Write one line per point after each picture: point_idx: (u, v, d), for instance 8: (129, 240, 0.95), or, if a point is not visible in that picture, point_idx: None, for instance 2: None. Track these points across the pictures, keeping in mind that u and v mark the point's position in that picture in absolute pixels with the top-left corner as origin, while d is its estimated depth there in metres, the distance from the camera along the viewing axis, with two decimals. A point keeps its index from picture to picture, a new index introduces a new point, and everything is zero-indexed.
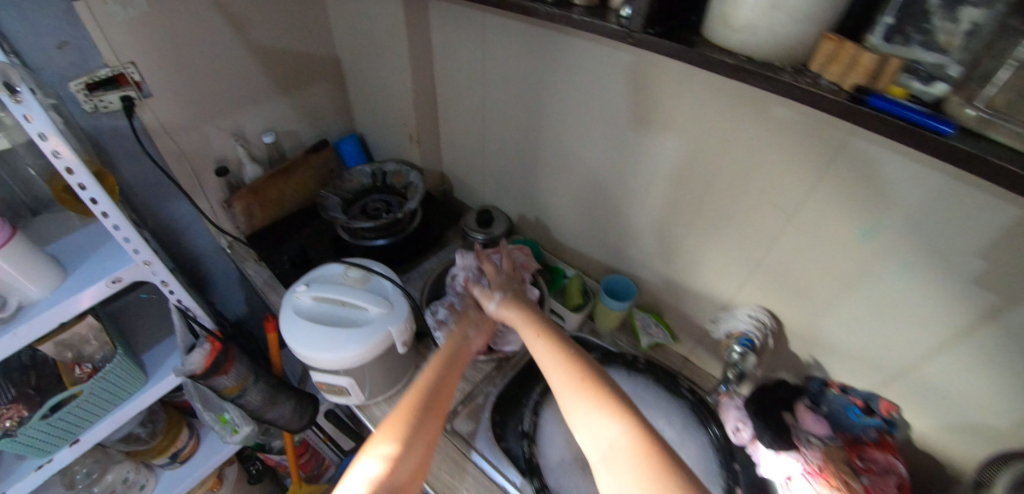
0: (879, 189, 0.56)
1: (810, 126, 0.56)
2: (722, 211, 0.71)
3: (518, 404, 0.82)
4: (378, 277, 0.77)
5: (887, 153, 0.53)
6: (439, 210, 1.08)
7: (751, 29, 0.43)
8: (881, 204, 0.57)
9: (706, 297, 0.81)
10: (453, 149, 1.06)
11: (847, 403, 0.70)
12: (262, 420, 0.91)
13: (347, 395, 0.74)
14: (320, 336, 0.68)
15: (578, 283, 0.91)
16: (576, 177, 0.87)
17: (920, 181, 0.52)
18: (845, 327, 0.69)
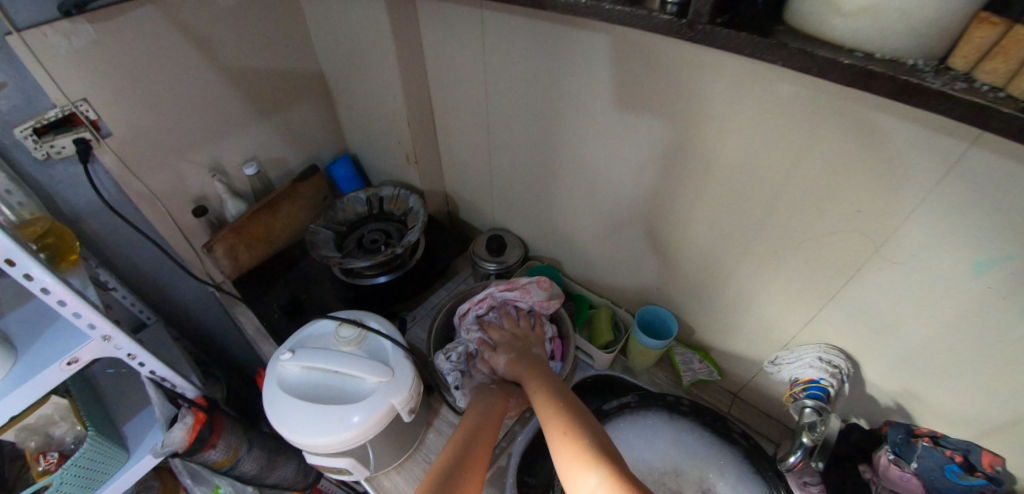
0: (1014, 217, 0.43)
1: (921, 140, 0.44)
2: (788, 239, 0.58)
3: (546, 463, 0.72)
4: (376, 335, 0.67)
5: None
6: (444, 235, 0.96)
7: (881, 12, 0.32)
8: (1015, 236, 0.44)
9: (763, 335, 0.68)
10: (455, 165, 0.94)
11: (943, 460, 0.58)
12: (261, 485, 0.82)
13: (350, 473, 0.64)
14: (312, 416, 0.58)
15: (606, 315, 0.79)
16: (599, 198, 0.74)
17: None
18: (946, 373, 0.57)
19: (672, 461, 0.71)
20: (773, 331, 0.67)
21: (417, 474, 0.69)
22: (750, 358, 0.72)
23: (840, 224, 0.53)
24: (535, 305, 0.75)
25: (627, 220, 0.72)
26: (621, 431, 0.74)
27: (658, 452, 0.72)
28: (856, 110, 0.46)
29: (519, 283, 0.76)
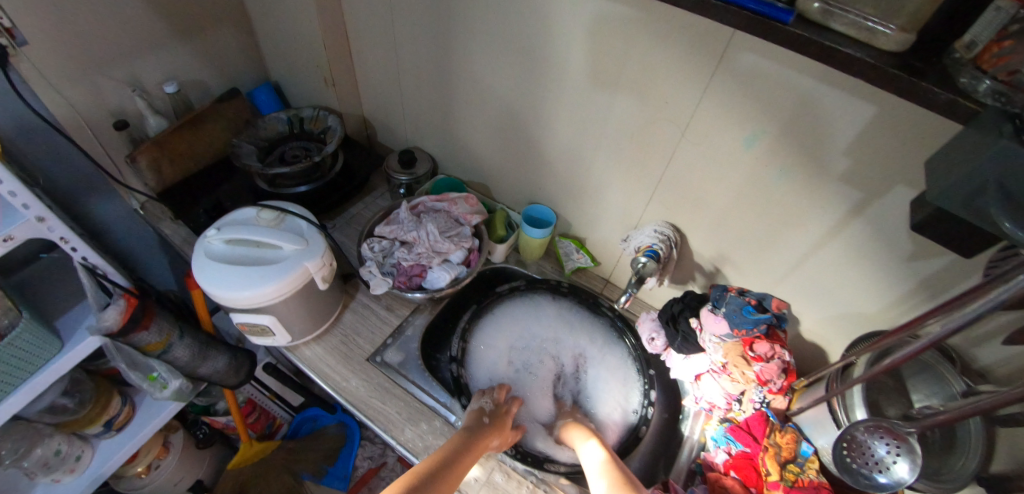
0: (761, 97, 0.60)
1: (698, 37, 0.59)
2: (622, 129, 0.74)
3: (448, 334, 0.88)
4: (294, 218, 0.79)
5: (765, 60, 0.57)
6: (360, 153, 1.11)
7: None
8: (762, 112, 0.61)
9: (618, 217, 0.85)
10: (373, 90, 1.05)
11: (742, 303, 0.75)
12: (194, 375, 0.93)
13: (272, 335, 0.77)
14: (236, 275, 0.69)
15: (502, 216, 0.94)
16: (491, 108, 0.87)
17: (792, 85, 0.57)
18: (738, 234, 0.75)
19: (553, 330, 0.90)
20: (620, 213, 0.85)
21: (336, 343, 0.83)
22: (612, 241, 0.89)
23: (653, 113, 0.69)
24: (461, 216, 0.85)
25: (510, 126, 0.88)
26: (512, 307, 0.92)
27: (540, 322, 0.91)
28: (656, 14, 0.60)
29: (449, 197, 0.87)
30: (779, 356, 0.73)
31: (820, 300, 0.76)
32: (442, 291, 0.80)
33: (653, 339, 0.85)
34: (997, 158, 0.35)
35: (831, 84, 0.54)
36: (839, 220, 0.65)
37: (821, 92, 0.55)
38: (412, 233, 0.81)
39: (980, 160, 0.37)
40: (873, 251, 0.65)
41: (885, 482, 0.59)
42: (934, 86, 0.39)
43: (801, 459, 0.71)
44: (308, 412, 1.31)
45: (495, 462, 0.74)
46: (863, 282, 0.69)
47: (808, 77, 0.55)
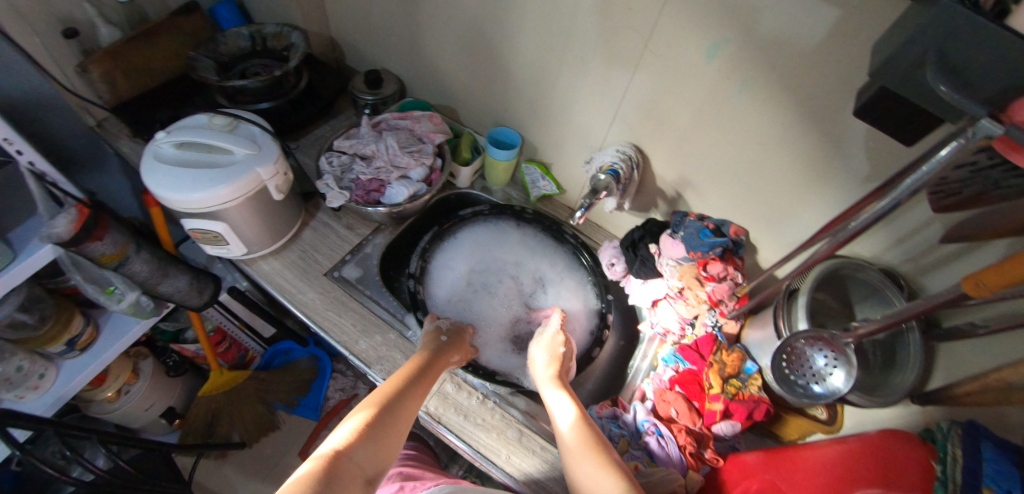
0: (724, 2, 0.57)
1: None
2: (587, 42, 0.71)
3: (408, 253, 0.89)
4: (248, 125, 0.76)
5: None
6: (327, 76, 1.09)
7: None
8: (724, 19, 0.58)
9: (580, 137, 0.86)
10: (340, 5, 1.00)
11: (700, 226, 0.74)
12: (154, 292, 0.92)
13: (225, 244, 0.75)
14: (184, 176, 0.66)
15: (468, 140, 0.96)
16: (458, 21, 0.84)
17: None
18: (698, 157, 0.75)
19: (515, 253, 0.93)
20: (588, 136, 0.85)
21: (294, 258, 0.84)
22: (574, 165, 0.92)
23: (617, 21, 0.66)
24: (424, 134, 0.88)
25: (476, 43, 0.85)
26: (475, 231, 0.94)
27: (505, 245, 0.94)
28: None
29: (412, 115, 0.90)
30: (731, 277, 0.74)
31: (775, 227, 0.76)
32: (400, 206, 0.81)
33: (613, 265, 0.87)
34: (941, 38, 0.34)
35: None
36: (796, 140, 0.63)
37: None
38: (371, 146, 0.83)
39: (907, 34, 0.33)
40: (828, 174, 0.64)
41: (819, 391, 0.61)
42: None
43: (745, 376, 0.72)
44: (281, 344, 1.29)
45: (447, 375, 0.76)
46: (816, 208, 0.69)
47: None
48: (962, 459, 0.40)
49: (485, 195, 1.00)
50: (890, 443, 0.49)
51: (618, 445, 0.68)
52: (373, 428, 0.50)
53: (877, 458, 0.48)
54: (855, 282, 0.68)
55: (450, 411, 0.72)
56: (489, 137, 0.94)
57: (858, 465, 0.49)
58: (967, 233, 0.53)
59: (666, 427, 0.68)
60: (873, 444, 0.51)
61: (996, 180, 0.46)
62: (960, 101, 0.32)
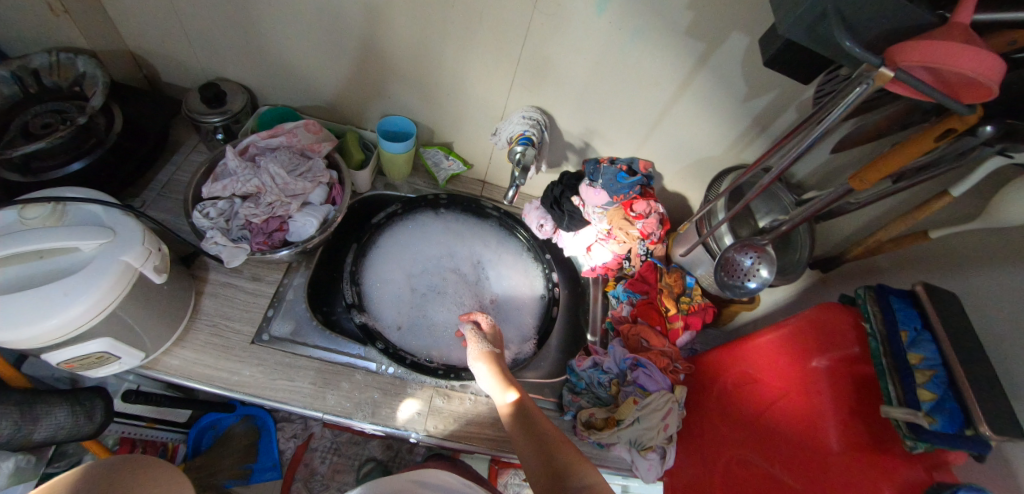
0: None
1: None
2: (473, 10, 0.65)
3: (334, 282, 0.81)
4: (78, 205, 0.60)
5: None
6: (145, 102, 0.87)
7: None
8: None
9: (481, 111, 0.82)
10: (132, 10, 0.77)
11: (615, 171, 0.78)
12: (28, 444, 0.71)
13: (116, 358, 0.61)
14: (21, 303, 0.50)
15: (355, 137, 0.85)
16: (309, 11, 0.71)
17: None
18: (603, 107, 0.77)
19: (444, 245, 0.89)
20: (490, 108, 0.81)
21: (205, 338, 0.70)
22: (481, 138, 0.89)
23: None
24: (305, 147, 0.76)
25: (340, 32, 0.73)
26: (395, 235, 0.87)
27: (432, 239, 0.89)
28: None
29: (284, 128, 0.76)
30: (655, 211, 0.80)
31: (678, 156, 0.84)
32: (314, 239, 0.72)
33: (542, 226, 0.89)
34: None
35: None
36: (689, 75, 0.68)
37: None
38: (252, 181, 0.69)
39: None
40: (716, 100, 0.71)
41: (754, 286, 0.70)
42: None
43: (689, 290, 0.83)
44: (203, 419, 1.09)
45: (432, 390, 0.73)
46: (711, 131, 0.77)
47: None
48: (881, 315, 0.50)
49: (394, 191, 0.92)
50: (822, 317, 0.56)
51: (611, 389, 0.73)
52: None
53: (818, 335, 0.56)
54: None
55: (451, 423, 0.71)
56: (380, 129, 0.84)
57: (804, 345, 0.57)
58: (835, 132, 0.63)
59: (645, 357, 0.72)
60: (808, 319, 0.58)
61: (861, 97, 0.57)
62: None
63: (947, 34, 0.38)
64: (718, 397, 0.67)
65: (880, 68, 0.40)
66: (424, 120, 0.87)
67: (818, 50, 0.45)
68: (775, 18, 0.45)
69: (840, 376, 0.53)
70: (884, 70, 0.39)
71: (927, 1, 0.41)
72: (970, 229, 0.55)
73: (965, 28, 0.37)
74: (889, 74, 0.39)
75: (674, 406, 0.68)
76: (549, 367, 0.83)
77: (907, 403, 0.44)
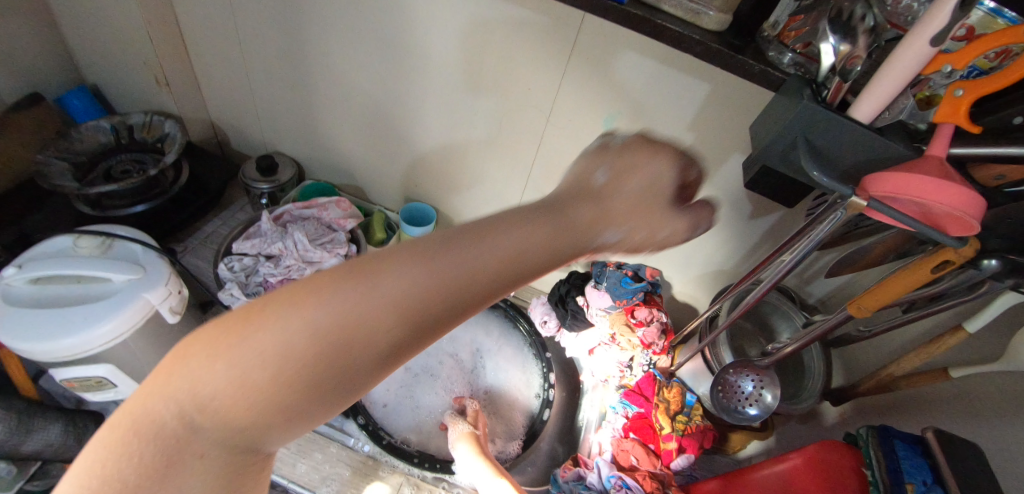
0: (611, 80, 0.62)
1: (547, 28, 0.60)
2: (491, 116, 0.74)
3: None
4: (125, 242, 0.68)
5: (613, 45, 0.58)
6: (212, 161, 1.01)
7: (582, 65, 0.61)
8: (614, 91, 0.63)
9: (497, 202, 0.88)
10: (222, 91, 0.94)
11: (621, 275, 0.81)
12: (16, 455, 0.73)
13: (112, 386, 0.65)
14: (46, 321, 0.56)
15: (381, 218, 0.92)
16: (359, 100, 0.82)
17: (639, 66, 0.59)
18: None
19: None
20: (506, 199, 0.87)
21: None
22: None
23: (517, 99, 0.70)
24: (333, 221, 0.83)
25: (380, 121, 0.84)
26: None
27: None
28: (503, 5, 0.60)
29: (318, 202, 0.85)
30: (657, 319, 0.81)
31: (685, 264, 0.84)
32: None
33: (546, 322, 0.89)
34: (804, 118, 0.42)
35: (669, 66, 0.58)
36: (692, 189, 0.71)
37: (658, 73, 0.59)
38: (277, 244, 0.77)
39: (778, 129, 0.45)
40: (721, 218, 0.73)
41: (755, 413, 0.67)
42: (747, 59, 0.47)
43: (687, 408, 0.77)
44: None
45: (402, 477, 0.70)
46: (714, 246, 0.78)
47: (648, 59, 0.58)
48: (884, 462, 0.48)
49: None
50: (822, 455, 0.56)
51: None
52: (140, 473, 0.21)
53: (817, 475, 0.55)
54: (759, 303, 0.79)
55: None
56: (405, 214, 0.91)
57: (803, 485, 0.55)
58: (845, 265, 0.62)
59: (631, 477, 0.68)
60: (808, 457, 0.57)
61: (855, 224, 0.56)
62: (825, 178, 0.42)
63: (924, 165, 0.40)
64: None
65: (853, 196, 0.43)
66: (444, 203, 0.94)
67: (796, 177, 0.47)
68: (754, 145, 0.50)
69: None
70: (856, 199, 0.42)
71: (902, 136, 0.43)
72: (987, 372, 0.51)
73: (941, 161, 0.39)
74: (862, 203, 0.43)
75: None
76: (536, 474, 0.77)
77: None
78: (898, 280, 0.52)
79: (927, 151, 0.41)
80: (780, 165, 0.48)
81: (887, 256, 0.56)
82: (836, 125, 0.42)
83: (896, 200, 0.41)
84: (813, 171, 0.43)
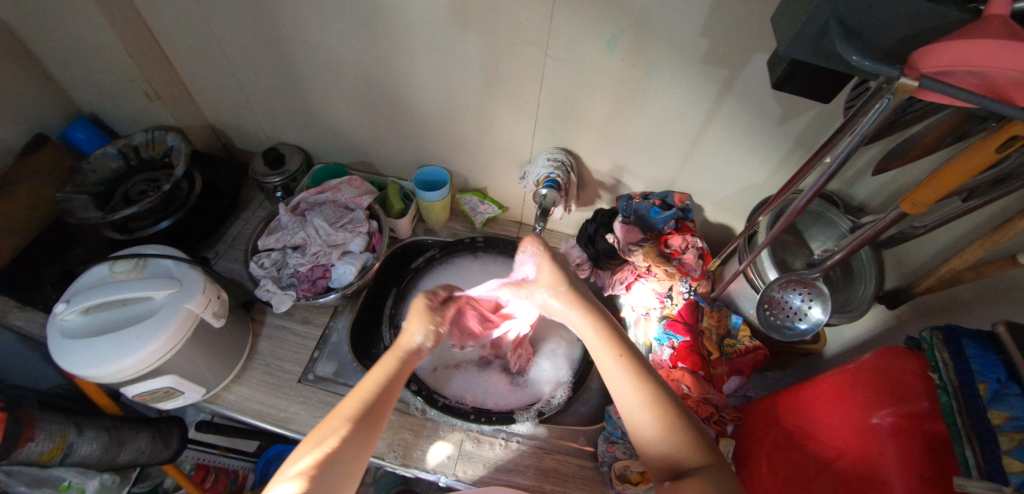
0: None
1: None
2: (487, 64, 0.70)
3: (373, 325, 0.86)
4: (157, 260, 0.69)
5: None
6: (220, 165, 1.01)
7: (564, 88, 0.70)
8: (614, 9, 0.58)
9: (509, 155, 0.85)
10: (211, 92, 0.93)
11: (648, 206, 0.78)
12: (115, 465, 0.80)
13: (180, 394, 0.69)
14: (104, 345, 0.59)
15: (395, 189, 0.92)
16: (348, 74, 0.79)
17: None
18: (625, 146, 0.77)
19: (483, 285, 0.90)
20: (517, 150, 0.84)
21: (260, 376, 0.78)
22: (511, 181, 0.91)
23: (511, 39, 0.65)
24: (349, 201, 0.83)
25: (373, 93, 0.81)
26: (435, 278, 0.90)
27: (471, 280, 0.90)
28: None
29: (330, 185, 0.84)
30: (693, 244, 0.76)
31: (714, 184, 0.79)
32: (353, 285, 0.77)
33: (578, 264, 0.86)
34: None
35: None
36: (714, 103, 0.66)
37: None
38: (300, 234, 0.77)
39: (805, 15, 0.39)
40: (747, 129, 0.68)
41: (806, 327, 0.65)
42: None
43: (735, 331, 0.77)
44: (269, 450, 1.06)
45: (462, 434, 0.73)
46: (743, 161, 0.73)
47: None
48: (952, 363, 0.46)
49: (433, 236, 0.97)
50: (885, 362, 0.54)
51: None
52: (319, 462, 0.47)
53: (880, 381, 0.53)
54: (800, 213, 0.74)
55: (481, 468, 0.70)
56: (418, 180, 0.91)
57: (866, 393, 0.54)
58: (893, 157, 0.57)
59: (685, 406, 0.69)
60: (869, 365, 0.56)
61: (905, 107, 0.50)
62: (868, 61, 0.37)
63: (982, 28, 0.34)
64: (771, 450, 0.62)
65: (901, 77, 0.37)
66: (454, 165, 0.91)
67: (830, 66, 0.43)
68: (777, 39, 0.45)
69: (905, 431, 0.48)
70: (906, 80, 0.37)
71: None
72: None
73: (1004, 20, 0.33)
74: (913, 84, 0.37)
75: None
76: (590, 412, 0.80)
77: (990, 477, 0.39)
78: (953, 170, 0.47)
79: (986, 12, 0.34)
80: (811, 55, 0.43)
81: (941, 140, 0.51)
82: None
83: (951, 74, 0.36)
84: (852, 56, 0.38)
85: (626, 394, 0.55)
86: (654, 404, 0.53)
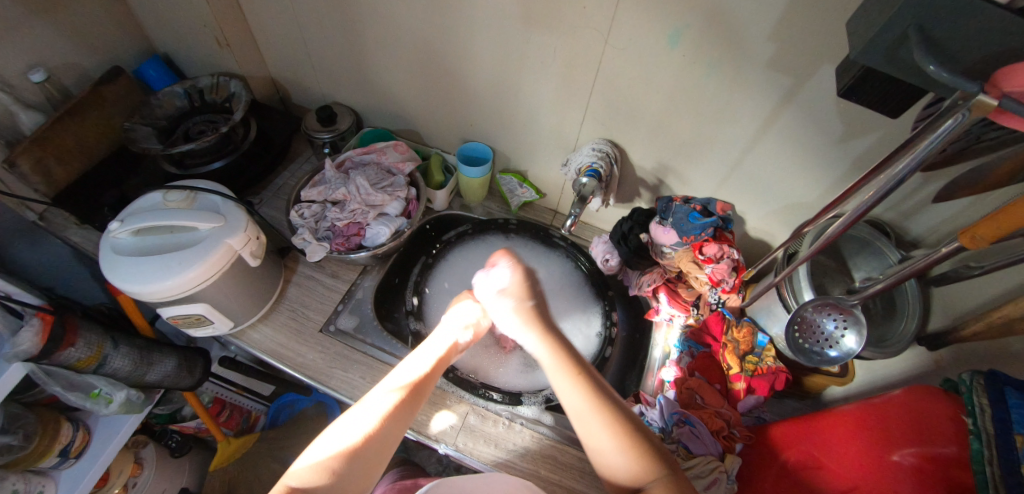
0: None
1: None
2: (544, 46, 0.70)
3: (399, 289, 0.88)
4: (206, 195, 0.73)
5: None
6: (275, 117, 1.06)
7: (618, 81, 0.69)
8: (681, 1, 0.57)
9: (553, 141, 0.85)
10: (276, 46, 0.96)
11: (688, 210, 0.73)
12: (141, 383, 0.85)
13: (210, 324, 0.73)
14: (150, 265, 0.63)
15: (438, 160, 0.94)
16: (407, 42, 0.81)
17: None
18: (673, 146, 0.76)
19: None
20: (562, 136, 0.84)
21: (284, 320, 0.81)
22: (551, 168, 0.91)
23: (572, 22, 0.65)
24: (391, 165, 0.85)
25: (428, 63, 0.83)
26: (463, 252, 0.91)
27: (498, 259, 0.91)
28: None
29: (376, 147, 0.86)
30: (728, 255, 0.73)
31: (759, 197, 0.77)
32: (384, 246, 0.79)
33: (608, 260, 0.87)
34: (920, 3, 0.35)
35: None
36: (772, 111, 0.64)
37: None
38: (341, 190, 0.79)
39: (885, 20, 0.38)
40: (802, 143, 0.66)
41: (835, 355, 0.63)
42: None
43: (759, 349, 0.74)
44: (283, 397, 1.11)
45: (468, 407, 0.74)
46: (793, 176, 0.71)
47: None
48: (990, 411, 0.43)
49: (467, 212, 0.98)
50: (918, 403, 0.51)
51: None
52: (370, 436, 0.51)
53: (908, 421, 0.51)
54: (848, 239, 0.71)
55: (480, 443, 0.71)
56: (460, 154, 0.92)
57: (890, 431, 0.51)
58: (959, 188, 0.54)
59: (695, 416, 0.68)
60: (899, 404, 0.53)
61: (976, 135, 0.48)
62: (946, 73, 0.36)
63: None
64: (779, 476, 0.60)
65: (981, 94, 0.36)
66: (497, 144, 0.92)
67: (905, 78, 0.41)
68: (850, 45, 0.43)
69: (928, 474, 0.46)
70: (986, 98, 0.35)
71: None
72: None
73: None
74: (994, 102, 0.35)
75: (724, 477, 0.62)
76: None
77: None
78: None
79: None
80: (886, 65, 0.41)
81: (1016, 174, 0.48)
82: (966, 6, 0.34)
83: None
84: (929, 67, 0.36)
85: (586, 421, 0.54)
86: (615, 428, 0.52)
